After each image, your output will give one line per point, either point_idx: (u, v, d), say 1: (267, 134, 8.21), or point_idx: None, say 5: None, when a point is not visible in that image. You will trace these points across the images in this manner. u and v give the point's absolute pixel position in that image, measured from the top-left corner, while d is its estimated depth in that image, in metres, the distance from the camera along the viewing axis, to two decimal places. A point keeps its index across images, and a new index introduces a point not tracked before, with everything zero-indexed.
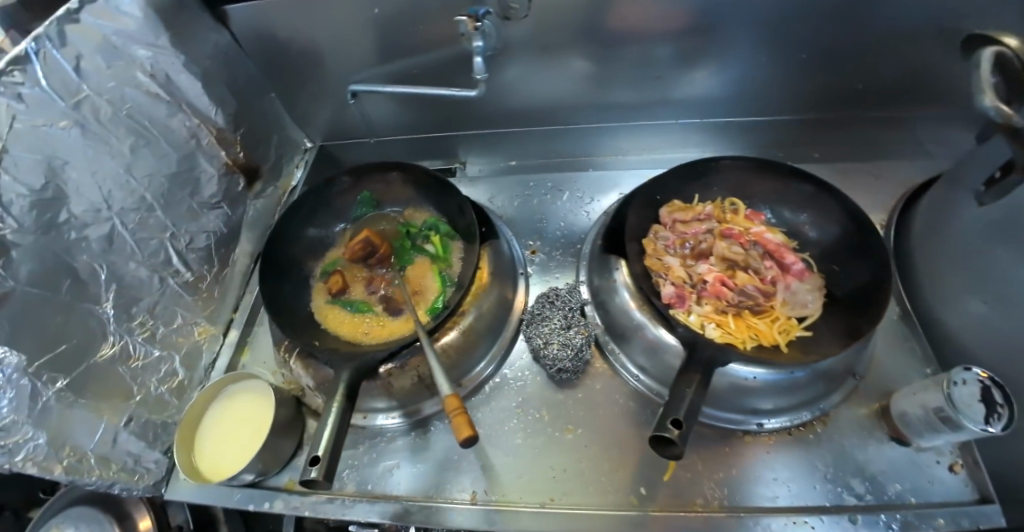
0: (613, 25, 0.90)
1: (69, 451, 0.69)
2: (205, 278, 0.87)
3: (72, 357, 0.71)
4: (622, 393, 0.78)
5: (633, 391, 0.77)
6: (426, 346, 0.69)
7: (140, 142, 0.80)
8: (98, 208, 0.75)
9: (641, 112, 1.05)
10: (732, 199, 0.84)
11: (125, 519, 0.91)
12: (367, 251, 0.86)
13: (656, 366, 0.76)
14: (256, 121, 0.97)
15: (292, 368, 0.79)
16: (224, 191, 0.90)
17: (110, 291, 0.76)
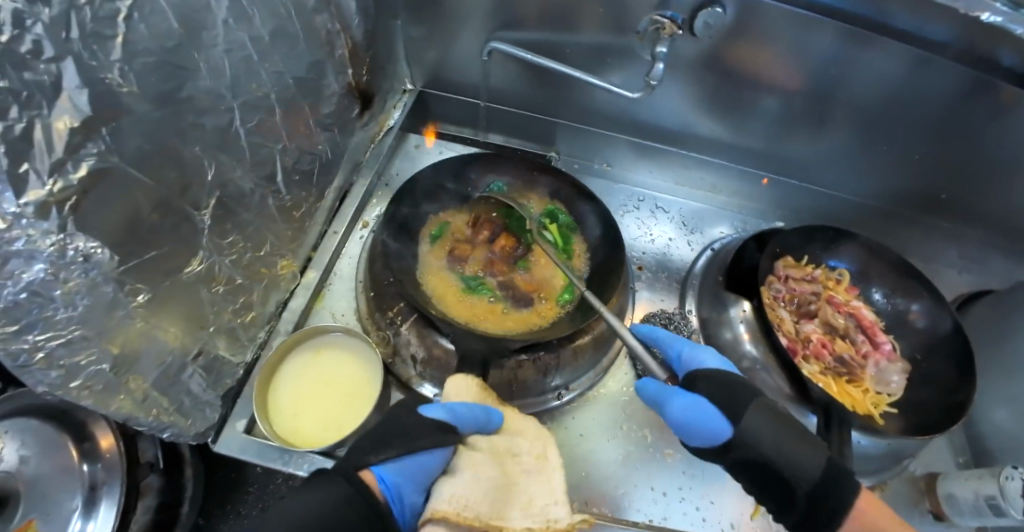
0: (765, 72, 0.92)
1: (132, 382, 0.55)
2: (300, 205, 0.76)
3: (159, 268, 0.56)
4: None
5: None
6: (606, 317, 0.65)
7: (282, 31, 0.66)
8: (222, 95, 0.61)
9: (745, 159, 1.08)
10: (840, 268, 0.89)
11: (85, 441, 0.75)
12: (490, 230, 0.82)
13: None
14: (381, 45, 0.87)
15: (401, 334, 0.71)
16: (339, 113, 0.80)
17: (211, 198, 0.62)
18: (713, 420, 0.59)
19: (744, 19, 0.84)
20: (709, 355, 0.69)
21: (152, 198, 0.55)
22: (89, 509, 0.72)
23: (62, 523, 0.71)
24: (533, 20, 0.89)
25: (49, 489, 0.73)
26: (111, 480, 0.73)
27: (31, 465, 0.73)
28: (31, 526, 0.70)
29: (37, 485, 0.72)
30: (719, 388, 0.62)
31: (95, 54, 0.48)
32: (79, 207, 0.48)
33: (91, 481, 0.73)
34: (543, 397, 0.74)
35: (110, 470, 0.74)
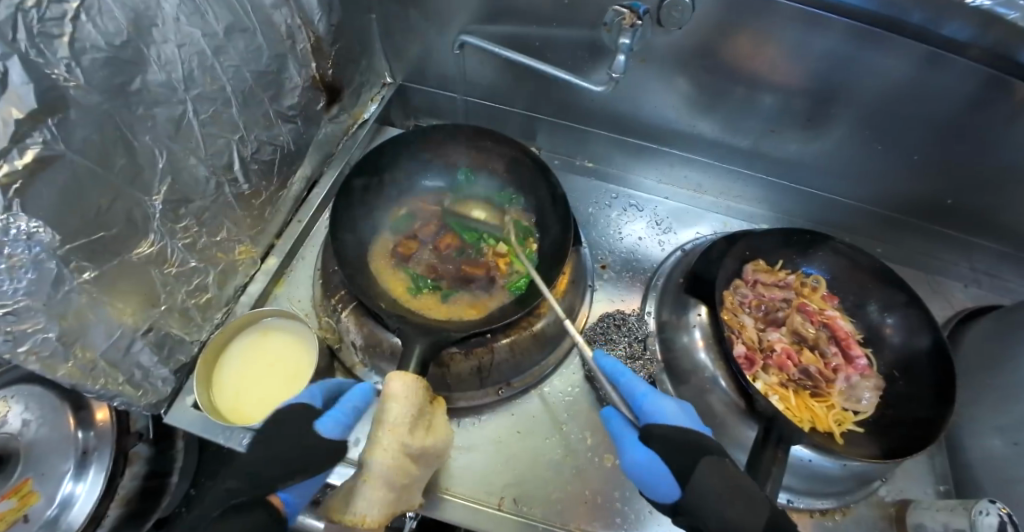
0: (748, 65, 0.88)
1: (78, 352, 0.60)
2: (260, 194, 0.79)
3: (107, 248, 0.61)
4: None
5: None
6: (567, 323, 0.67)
7: (237, 26, 0.69)
8: (174, 88, 0.65)
9: (734, 158, 1.03)
10: (816, 275, 0.84)
11: (82, 409, 0.82)
12: (431, 227, 0.82)
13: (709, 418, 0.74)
14: (352, 40, 0.90)
15: (342, 321, 0.73)
16: (304, 106, 0.82)
17: (163, 184, 0.65)
18: (662, 483, 0.58)
19: (734, 13, 0.81)
20: (668, 402, 0.64)
21: (101, 183, 0.59)
22: (80, 472, 0.79)
23: (54, 483, 0.78)
24: (504, 13, 0.89)
25: (45, 451, 0.79)
26: (102, 447, 0.80)
27: (31, 428, 0.79)
28: (26, 485, 0.77)
29: (35, 447, 0.79)
30: (673, 445, 0.58)
31: (42, 52, 0.52)
32: (25, 190, 0.52)
33: (84, 446, 0.80)
34: (481, 392, 0.74)
35: (102, 437, 0.81)
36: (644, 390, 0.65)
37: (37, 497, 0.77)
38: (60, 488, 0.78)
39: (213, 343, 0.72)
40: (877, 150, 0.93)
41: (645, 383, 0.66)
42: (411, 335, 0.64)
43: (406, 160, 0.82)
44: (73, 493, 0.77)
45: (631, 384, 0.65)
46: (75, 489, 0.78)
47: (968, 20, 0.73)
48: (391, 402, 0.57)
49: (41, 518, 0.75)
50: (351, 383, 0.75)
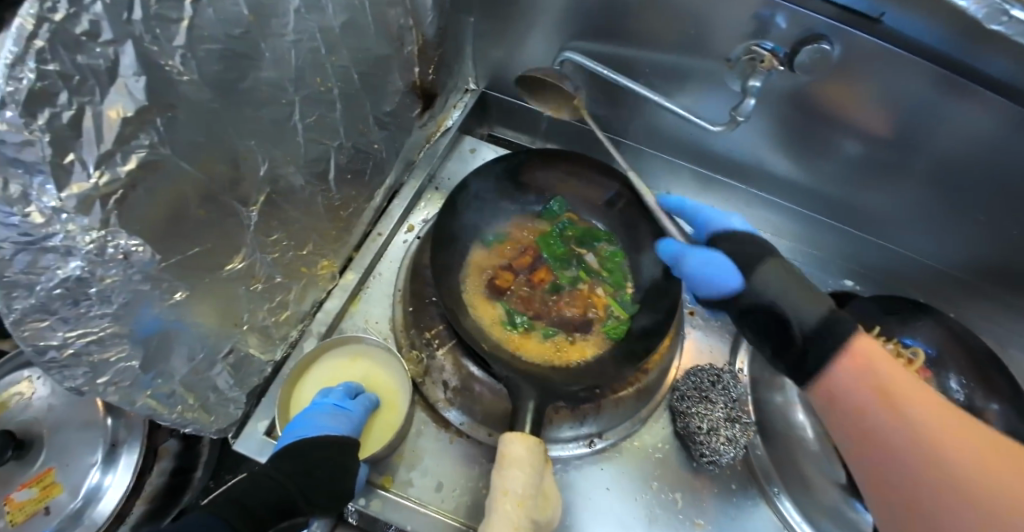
0: (855, 116, 0.83)
1: (158, 379, 0.53)
2: (348, 205, 0.73)
3: (201, 263, 0.54)
4: (768, 519, 0.70)
5: None
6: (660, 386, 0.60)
7: (354, 23, 0.63)
8: (285, 88, 0.58)
9: (820, 206, 1.00)
10: (912, 347, 0.79)
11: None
12: (529, 259, 0.77)
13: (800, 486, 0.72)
14: (450, 42, 0.83)
15: (435, 358, 0.68)
16: (399, 111, 0.76)
17: (261, 194, 0.59)
18: (722, 273, 0.61)
19: (856, 61, 0.75)
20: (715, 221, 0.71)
21: (203, 192, 0.52)
22: (109, 463, 0.73)
23: (78, 474, 0.72)
24: (615, 32, 0.84)
25: (72, 438, 0.75)
26: (132, 438, 0.74)
27: (57, 412, 0.75)
28: (49, 474, 0.72)
29: (60, 434, 0.74)
30: (739, 241, 0.65)
31: (157, 37, 0.44)
32: (125, 201, 0.45)
33: (113, 437, 0.74)
34: (572, 443, 0.69)
35: (131, 429, 0.75)
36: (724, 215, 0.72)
37: (60, 488, 0.71)
38: (85, 479, 0.72)
39: (302, 361, 0.68)
40: (976, 220, 0.89)
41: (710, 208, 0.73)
42: (521, 387, 0.58)
43: (503, 181, 0.77)
44: (100, 486, 0.72)
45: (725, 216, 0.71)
46: (101, 481, 0.72)
47: None
48: (514, 467, 0.51)
49: (64, 512, 0.70)
50: (436, 421, 0.69)
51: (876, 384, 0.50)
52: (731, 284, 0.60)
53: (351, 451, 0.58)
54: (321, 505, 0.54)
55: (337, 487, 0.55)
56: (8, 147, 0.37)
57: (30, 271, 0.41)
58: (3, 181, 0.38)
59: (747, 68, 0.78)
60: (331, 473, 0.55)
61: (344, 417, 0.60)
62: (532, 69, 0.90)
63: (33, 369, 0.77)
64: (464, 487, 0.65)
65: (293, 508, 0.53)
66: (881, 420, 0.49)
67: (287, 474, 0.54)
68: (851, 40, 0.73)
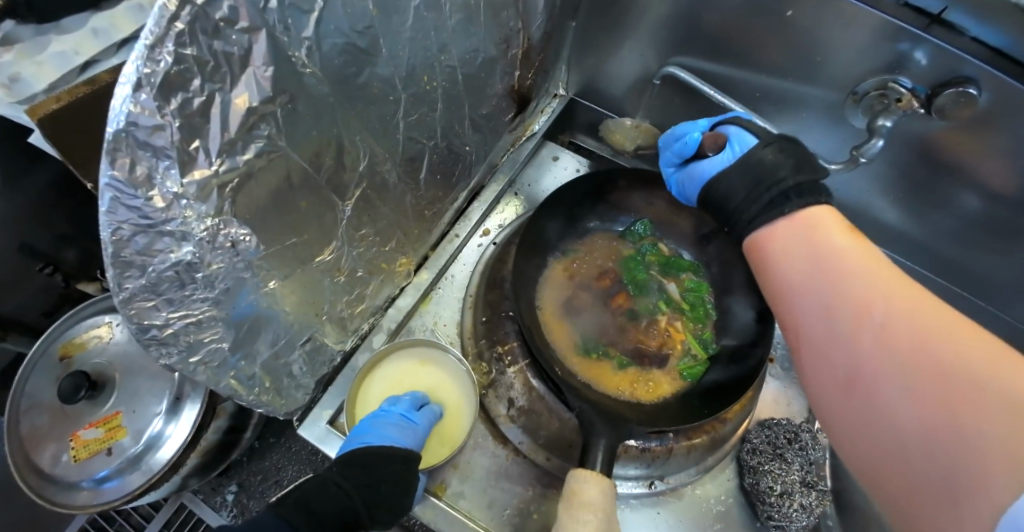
0: (991, 172, 0.74)
1: (242, 361, 0.54)
2: (433, 204, 0.72)
3: (296, 254, 0.54)
4: None
5: None
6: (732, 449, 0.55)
7: (467, 24, 0.61)
8: (395, 85, 0.57)
9: (923, 259, 0.92)
10: None
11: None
12: (609, 282, 0.73)
13: None
14: (552, 46, 0.81)
15: (505, 375, 0.67)
16: (494, 113, 0.74)
17: (357, 188, 0.58)
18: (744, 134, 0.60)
19: (1009, 116, 0.66)
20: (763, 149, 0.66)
21: (308, 185, 0.52)
22: (171, 415, 0.78)
23: (143, 420, 0.78)
24: (728, 53, 0.79)
25: (142, 386, 0.80)
26: (194, 394, 0.78)
27: (130, 359, 0.81)
28: (116, 417, 0.78)
29: (132, 381, 0.80)
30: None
31: (289, 28, 0.43)
32: (239, 190, 0.45)
33: (177, 390, 0.79)
34: (630, 482, 0.66)
35: (196, 385, 0.79)
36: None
37: (124, 432, 0.78)
38: (149, 425, 0.78)
39: (373, 361, 0.67)
40: None
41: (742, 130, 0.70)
42: (596, 424, 0.56)
43: (590, 198, 0.74)
44: (160, 435, 0.77)
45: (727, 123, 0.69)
46: (163, 430, 0.78)
47: None
48: (586, 509, 0.49)
49: (125, 454, 0.76)
50: (494, 436, 0.67)
51: (824, 268, 0.47)
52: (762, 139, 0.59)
53: (416, 464, 0.57)
54: (383, 520, 0.53)
55: (399, 503, 0.54)
56: (141, 130, 0.37)
57: (145, 253, 0.41)
58: (132, 162, 0.37)
59: (880, 106, 0.71)
60: (396, 488, 0.54)
61: (411, 430, 0.59)
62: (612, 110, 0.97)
63: (114, 316, 0.83)
64: (516, 509, 0.64)
65: (356, 522, 0.51)
66: (848, 324, 0.44)
67: (355, 484, 0.53)
68: (1006, 90, 0.63)
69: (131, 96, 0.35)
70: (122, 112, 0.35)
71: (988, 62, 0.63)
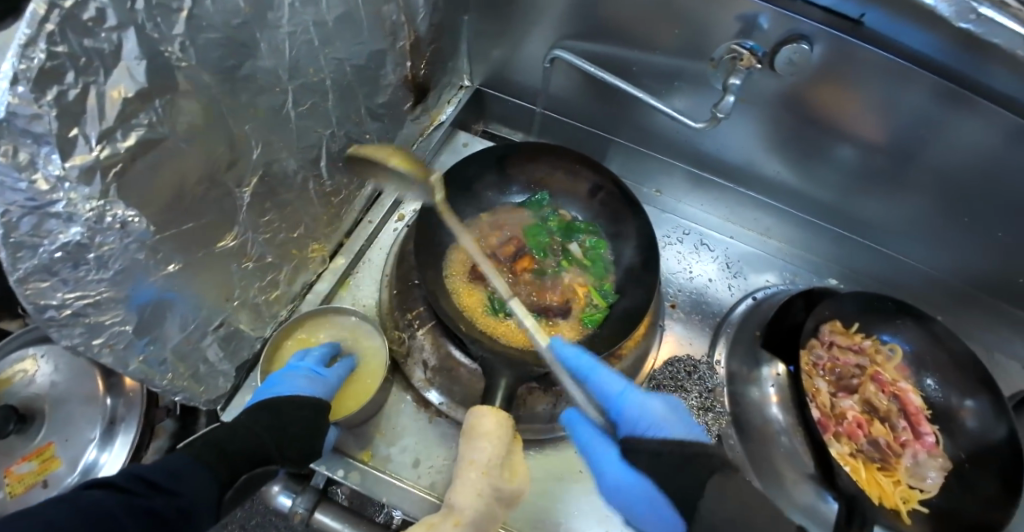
0: (840, 116, 0.82)
1: (152, 344, 0.57)
2: (339, 192, 0.76)
3: (195, 237, 0.57)
4: None
5: None
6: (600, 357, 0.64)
7: (348, 18, 0.66)
8: (279, 77, 0.61)
9: (807, 207, 0.97)
10: (891, 343, 0.82)
11: (111, 375, 0.83)
12: (513, 248, 0.79)
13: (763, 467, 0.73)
14: (445, 38, 0.87)
15: (416, 338, 0.71)
16: (392, 104, 0.79)
17: (255, 176, 0.62)
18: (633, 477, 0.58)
19: (839, 63, 0.75)
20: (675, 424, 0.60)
21: (198, 171, 0.55)
22: (106, 440, 0.81)
23: (79, 448, 0.79)
24: (602, 31, 0.86)
25: (74, 414, 0.81)
26: (129, 419, 0.83)
27: (59, 388, 0.81)
28: (50, 448, 0.78)
29: (63, 409, 0.80)
30: (663, 466, 0.57)
31: (159, 26, 0.47)
32: (125, 173, 0.48)
33: (111, 415, 0.82)
34: (546, 426, 0.71)
35: (131, 407, 0.83)
36: (619, 391, 0.62)
37: (59, 462, 0.78)
38: (84, 454, 0.79)
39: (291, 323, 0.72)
40: (962, 223, 0.87)
41: (613, 380, 0.62)
42: (496, 367, 0.61)
43: (489, 174, 0.80)
44: (97, 461, 0.79)
45: (602, 383, 0.62)
46: (99, 457, 0.80)
47: None
48: (478, 441, 0.54)
49: (62, 484, 0.77)
50: (416, 401, 0.72)
51: None
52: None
53: (326, 411, 0.63)
54: (291, 459, 0.60)
55: (308, 445, 0.61)
56: (20, 119, 0.40)
57: (34, 235, 0.44)
58: (14, 149, 0.41)
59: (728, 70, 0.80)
60: (306, 432, 0.61)
61: (320, 382, 0.65)
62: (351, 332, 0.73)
63: (40, 347, 0.82)
64: (442, 464, 0.68)
65: (266, 459, 0.58)
66: None
67: (263, 428, 0.59)
68: (833, 41, 0.73)
69: (8, 89, 0.38)
70: (3, 103, 0.38)
71: (816, 18, 0.72)
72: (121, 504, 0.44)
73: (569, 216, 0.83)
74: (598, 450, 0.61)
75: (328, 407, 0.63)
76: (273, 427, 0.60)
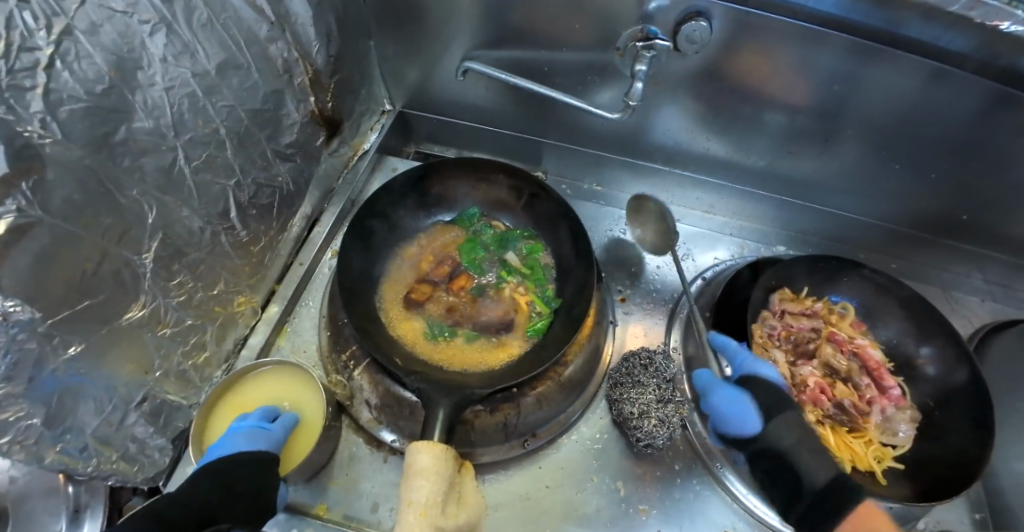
0: (755, 84, 0.81)
1: (67, 433, 0.55)
2: (258, 240, 0.74)
3: (94, 315, 0.55)
4: (722, 508, 0.70)
5: (740, 512, 0.69)
6: (542, 367, 0.62)
7: (231, 63, 0.64)
8: (164, 135, 0.59)
9: (743, 178, 0.97)
10: (844, 302, 0.81)
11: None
12: (448, 268, 0.77)
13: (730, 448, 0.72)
14: (350, 66, 0.85)
15: (354, 379, 0.68)
16: (302, 142, 0.78)
17: (155, 240, 0.60)
18: (747, 419, 0.66)
19: (740, 33, 0.75)
20: (767, 359, 0.71)
21: (87, 247, 0.53)
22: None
23: None
24: (507, 37, 0.85)
25: (37, 508, 0.71)
26: (94, 503, 0.72)
27: (16, 484, 0.70)
28: None
29: (25, 504, 0.70)
30: (772, 396, 0.67)
31: (13, 107, 0.45)
32: (0, 265, 0.46)
33: (76, 503, 0.72)
34: (507, 444, 0.68)
35: (94, 492, 0.72)
36: (750, 354, 0.71)
37: None
38: None
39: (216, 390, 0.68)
40: (893, 169, 0.87)
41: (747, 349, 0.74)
42: (433, 397, 0.59)
43: (412, 196, 0.78)
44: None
45: (736, 349, 0.73)
46: None
47: (979, 38, 0.69)
48: (421, 477, 0.52)
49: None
50: (368, 443, 0.70)
51: None
52: (750, 426, 0.66)
53: (272, 462, 0.60)
54: (240, 515, 0.55)
55: (259, 499, 0.57)
56: None
57: None
58: None
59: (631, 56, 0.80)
60: (253, 485, 0.57)
61: (262, 435, 0.62)
62: (287, 374, 0.71)
63: None
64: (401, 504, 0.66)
65: (214, 518, 0.54)
66: None
67: (208, 487, 0.55)
68: (730, 13, 0.72)
69: None
70: None
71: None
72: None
73: (502, 227, 0.81)
74: (711, 380, 0.72)
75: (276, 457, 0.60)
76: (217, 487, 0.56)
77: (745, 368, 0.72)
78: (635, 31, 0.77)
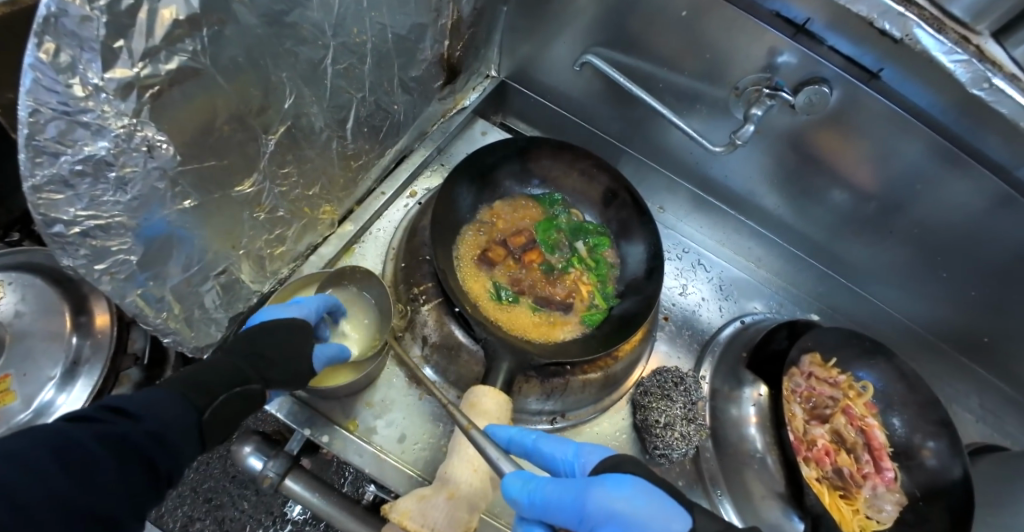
0: (841, 162, 0.85)
1: (152, 281, 0.55)
2: (359, 157, 0.76)
3: (213, 176, 0.55)
4: None
5: None
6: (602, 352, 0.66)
7: None
8: (324, 31, 0.59)
9: (799, 244, 1.01)
10: (864, 380, 0.86)
11: (81, 314, 0.77)
12: (524, 240, 0.81)
13: (733, 478, 0.77)
14: (483, 25, 0.87)
15: (420, 313, 0.71)
16: (423, 79, 0.79)
17: (282, 125, 0.61)
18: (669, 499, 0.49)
19: (848, 109, 0.77)
20: (593, 447, 0.57)
21: (233, 114, 0.54)
22: (66, 381, 0.74)
23: (36, 385, 0.73)
24: (633, 46, 0.87)
25: (36, 350, 0.75)
26: (94, 362, 0.76)
27: (23, 321, 0.75)
28: (5, 381, 0.71)
29: (23, 342, 0.74)
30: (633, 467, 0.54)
31: None
32: (160, 97, 0.46)
33: (76, 355, 0.75)
34: (535, 417, 0.73)
35: (97, 350, 0.76)
36: (565, 453, 0.58)
37: (12, 397, 0.71)
38: (40, 393, 0.72)
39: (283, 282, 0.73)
40: (940, 277, 0.91)
41: (555, 440, 0.59)
42: (499, 351, 0.63)
43: (509, 163, 0.81)
44: (53, 402, 0.72)
45: (550, 445, 0.58)
46: (57, 398, 0.73)
47: None
48: (484, 417, 0.60)
49: (12, 421, 0.70)
50: (407, 378, 0.72)
51: None
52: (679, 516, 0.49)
53: (300, 336, 0.62)
54: (272, 383, 0.58)
55: (292, 365, 0.60)
56: (70, 19, 0.38)
57: (59, 142, 0.42)
58: (56, 48, 0.38)
59: (744, 98, 0.83)
60: (285, 354, 0.60)
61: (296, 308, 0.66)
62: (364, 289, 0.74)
63: (8, 273, 0.75)
64: (425, 441, 0.68)
65: (247, 381, 0.55)
66: None
67: (240, 358, 0.57)
68: (851, 88, 0.75)
69: None
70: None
71: (839, 67, 0.74)
72: (90, 434, 0.41)
73: (581, 218, 0.84)
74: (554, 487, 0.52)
75: (306, 329, 0.62)
76: (248, 356, 0.58)
77: (583, 468, 0.56)
78: (754, 75, 0.80)
